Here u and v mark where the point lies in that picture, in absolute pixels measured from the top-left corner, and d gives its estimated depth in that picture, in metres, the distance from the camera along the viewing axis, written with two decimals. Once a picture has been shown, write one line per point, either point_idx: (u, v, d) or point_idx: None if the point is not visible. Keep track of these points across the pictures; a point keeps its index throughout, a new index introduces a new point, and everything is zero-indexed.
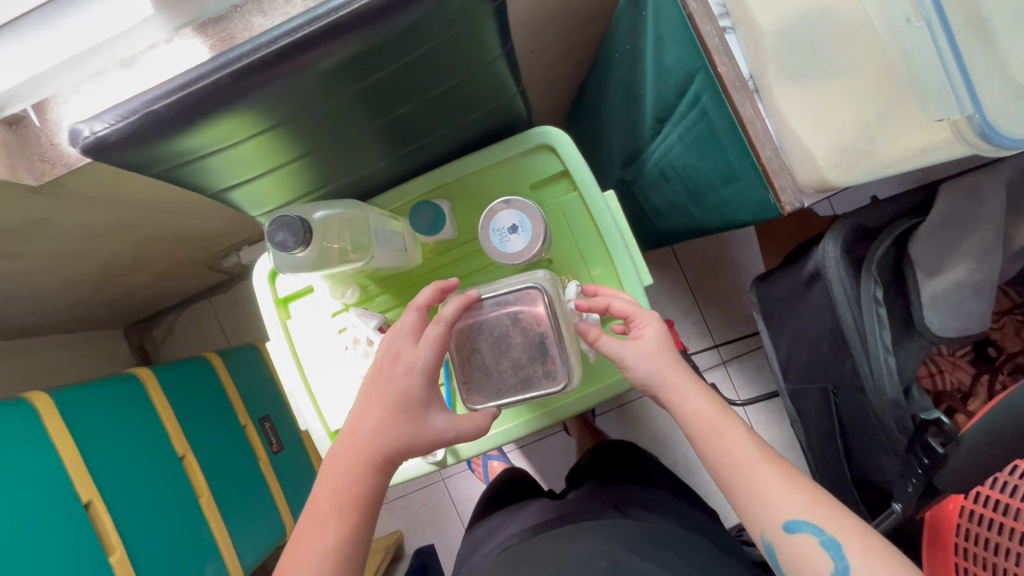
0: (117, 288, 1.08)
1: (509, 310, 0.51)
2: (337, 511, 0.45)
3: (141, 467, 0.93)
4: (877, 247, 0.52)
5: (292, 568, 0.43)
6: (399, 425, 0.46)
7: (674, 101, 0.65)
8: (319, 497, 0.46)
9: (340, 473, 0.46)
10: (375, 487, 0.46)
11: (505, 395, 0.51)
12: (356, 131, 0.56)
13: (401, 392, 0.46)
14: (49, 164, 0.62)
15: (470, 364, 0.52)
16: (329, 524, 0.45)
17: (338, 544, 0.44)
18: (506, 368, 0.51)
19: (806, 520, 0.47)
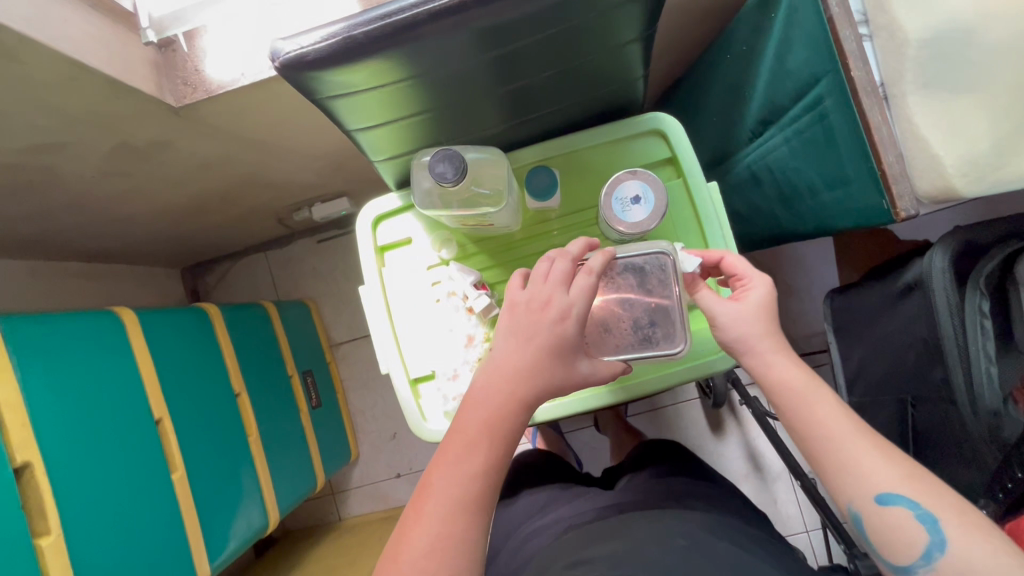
0: (195, 224, 1.12)
1: (639, 272, 0.57)
2: (487, 439, 0.48)
3: (204, 396, 0.96)
4: (986, 264, 0.54)
5: (442, 481, 0.46)
6: (552, 367, 0.50)
7: (788, 105, 0.67)
8: (468, 424, 0.48)
9: (492, 404, 0.49)
10: (519, 423, 0.49)
11: (624, 351, 0.56)
12: (482, 96, 0.57)
13: (556, 335, 0.49)
14: (191, 88, 0.65)
15: (594, 320, 0.57)
16: (480, 449, 0.47)
17: (485, 468, 0.47)
18: (626, 325, 0.57)
19: (899, 494, 0.45)
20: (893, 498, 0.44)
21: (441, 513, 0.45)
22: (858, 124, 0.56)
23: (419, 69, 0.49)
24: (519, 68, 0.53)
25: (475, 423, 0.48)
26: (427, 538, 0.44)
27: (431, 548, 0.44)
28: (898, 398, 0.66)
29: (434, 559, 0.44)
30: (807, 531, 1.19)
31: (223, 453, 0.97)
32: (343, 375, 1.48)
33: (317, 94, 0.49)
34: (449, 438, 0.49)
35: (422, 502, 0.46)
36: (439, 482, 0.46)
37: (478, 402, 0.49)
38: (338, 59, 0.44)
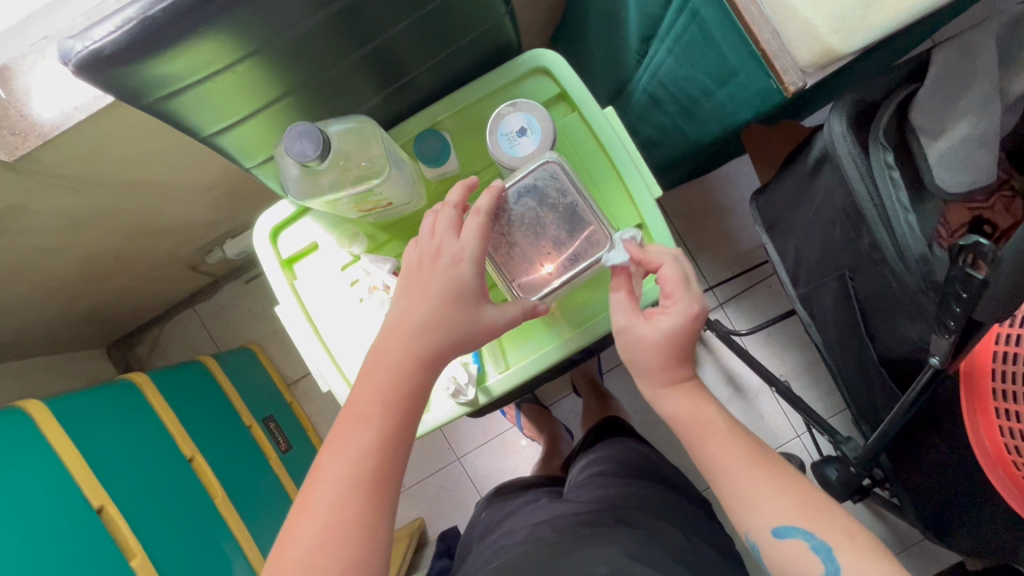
0: (98, 294, 1.03)
1: (536, 193, 0.55)
2: (378, 414, 0.47)
3: (151, 470, 0.88)
4: (883, 116, 0.55)
5: (331, 465, 0.46)
6: (452, 316, 0.49)
7: (659, 13, 0.64)
8: (362, 399, 0.48)
9: (386, 372, 0.48)
10: (416, 387, 0.49)
11: (558, 275, 0.55)
12: (336, 67, 0.53)
13: (453, 281, 0.49)
14: (21, 136, 0.58)
15: (513, 256, 0.55)
16: (370, 427, 0.47)
17: (376, 450, 0.46)
18: (548, 248, 0.55)
19: (795, 526, 0.52)
20: (788, 530, 0.52)
21: (328, 496, 0.45)
22: (728, 11, 0.54)
23: (249, 45, 0.44)
24: (356, 26, 0.49)
25: (372, 398, 0.47)
26: (315, 524, 0.44)
27: (320, 534, 0.44)
28: (837, 275, 0.66)
29: (320, 550, 0.43)
30: (797, 437, 1.21)
31: (186, 525, 0.89)
32: (309, 412, 1.41)
33: (143, 97, 0.44)
34: (344, 417, 0.48)
35: (313, 486, 0.46)
36: (328, 465, 0.46)
37: (369, 380, 0.49)
38: (145, 47, 0.39)
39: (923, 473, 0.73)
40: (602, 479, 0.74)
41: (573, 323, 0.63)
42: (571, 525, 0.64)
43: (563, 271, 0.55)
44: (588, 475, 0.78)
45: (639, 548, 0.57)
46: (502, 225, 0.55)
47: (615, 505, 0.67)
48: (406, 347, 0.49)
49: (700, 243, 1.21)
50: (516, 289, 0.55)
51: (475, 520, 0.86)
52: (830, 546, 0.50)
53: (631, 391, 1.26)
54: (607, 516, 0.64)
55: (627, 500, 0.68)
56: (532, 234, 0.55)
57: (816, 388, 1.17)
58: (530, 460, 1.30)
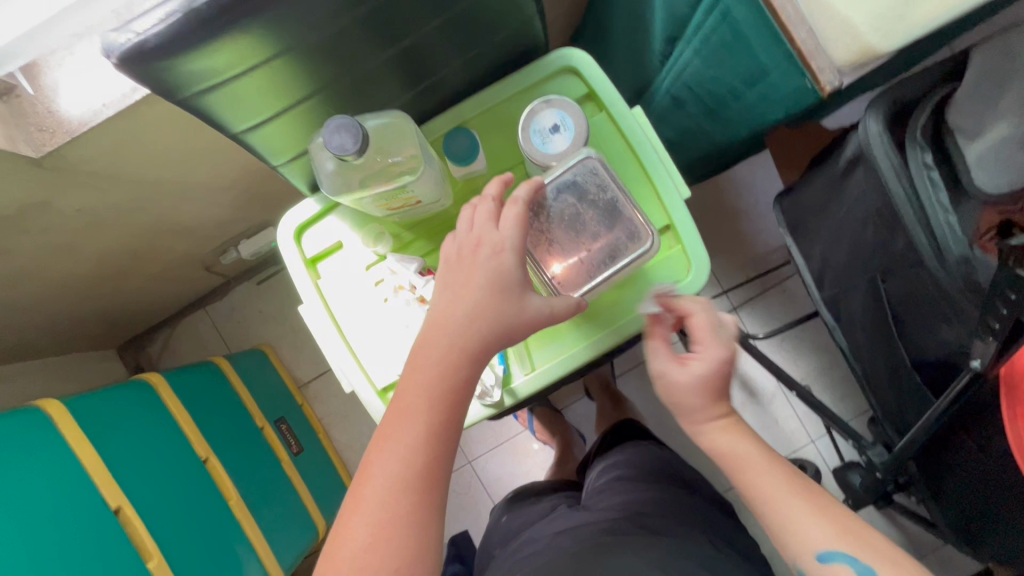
0: (112, 294, 1.03)
1: (575, 188, 0.54)
2: (426, 409, 0.46)
3: (166, 471, 0.87)
4: (919, 117, 0.55)
5: (380, 464, 0.45)
6: (498, 306, 0.47)
7: (687, 13, 0.64)
8: (407, 396, 0.46)
9: (426, 367, 0.47)
10: (461, 379, 0.47)
11: (598, 273, 0.53)
12: (366, 65, 0.53)
13: (495, 270, 0.48)
14: (49, 133, 0.58)
15: (552, 252, 0.54)
16: (416, 422, 0.45)
17: (424, 445, 0.45)
18: (586, 244, 0.54)
19: (838, 550, 0.50)
20: (832, 554, 0.50)
21: (379, 495, 0.44)
22: (762, 10, 0.54)
23: (284, 42, 0.44)
24: (389, 23, 0.48)
25: (417, 393, 0.46)
26: (367, 526, 0.43)
27: (373, 533, 0.43)
28: (868, 277, 0.65)
29: (373, 549, 0.42)
30: (812, 442, 1.20)
31: (200, 527, 0.88)
32: (320, 414, 1.41)
33: (179, 92, 0.44)
34: (389, 413, 0.47)
35: (362, 484, 0.45)
36: (376, 465, 0.45)
37: (415, 375, 0.47)
38: (187, 40, 0.39)
39: (954, 480, 0.72)
40: (622, 485, 0.73)
41: (600, 325, 0.63)
42: (593, 534, 0.63)
43: (603, 268, 0.53)
44: (606, 480, 0.77)
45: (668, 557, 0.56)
46: (541, 221, 0.54)
47: (642, 512, 0.65)
48: (454, 344, 0.47)
49: (715, 246, 1.20)
50: (555, 285, 0.54)
51: (493, 526, 0.85)
52: (874, 569, 0.49)
53: (646, 395, 1.25)
54: (629, 525, 0.63)
55: (648, 505, 0.67)
56: (571, 230, 0.54)
57: (832, 392, 1.16)
58: (542, 464, 1.30)
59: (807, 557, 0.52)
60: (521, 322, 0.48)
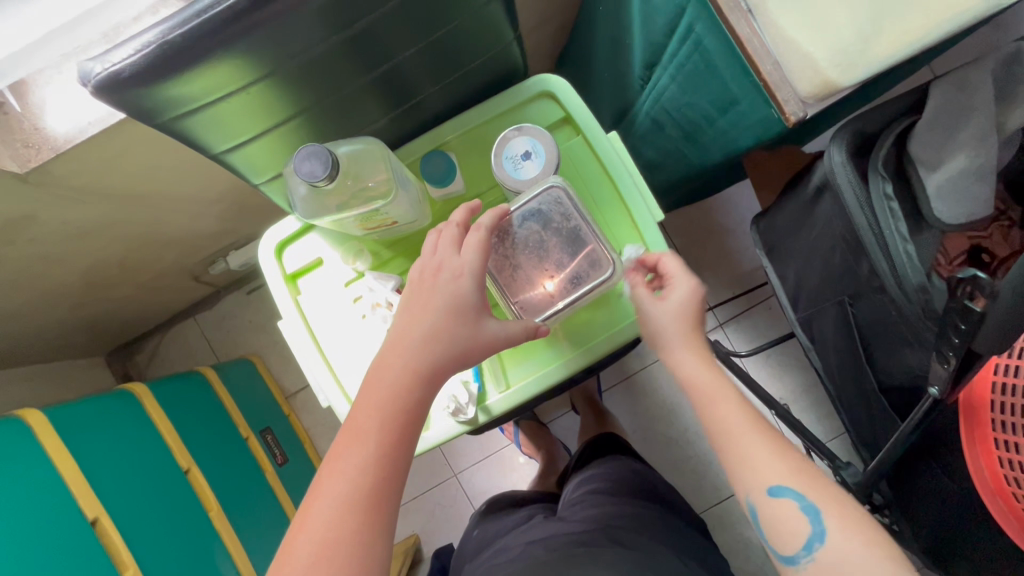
0: (99, 303, 1.04)
1: (538, 216, 0.55)
2: (377, 429, 0.47)
3: (146, 481, 0.88)
4: (880, 147, 0.56)
5: (328, 483, 0.45)
6: (453, 329, 0.49)
7: (663, 41, 0.66)
8: (359, 415, 0.47)
9: (383, 389, 0.48)
10: (413, 400, 0.48)
11: (560, 298, 0.54)
12: (345, 90, 0.54)
13: (452, 295, 0.49)
14: (34, 149, 0.59)
15: (515, 277, 0.55)
16: (367, 443, 0.46)
17: (372, 466, 0.46)
18: (550, 270, 0.55)
19: (788, 485, 0.48)
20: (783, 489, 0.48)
21: (324, 515, 0.44)
22: (730, 41, 0.56)
23: (264, 69, 0.46)
24: (367, 51, 0.50)
25: (369, 413, 0.47)
26: (311, 546, 0.43)
27: (315, 553, 0.43)
28: (837, 301, 0.66)
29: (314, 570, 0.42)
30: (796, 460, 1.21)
31: (178, 537, 0.88)
32: (307, 425, 1.41)
33: (157, 116, 0.45)
34: (342, 434, 0.48)
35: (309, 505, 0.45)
36: (324, 485, 0.45)
37: (368, 398, 0.48)
38: (162, 69, 0.40)
39: (923, 504, 0.72)
40: (597, 498, 0.73)
41: (573, 345, 0.64)
42: (564, 544, 0.63)
43: (566, 293, 0.54)
44: (582, 494, 0.77)
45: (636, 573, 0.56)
46: (505, 246, 0.55)
47: (613, 524, 0.66)
48: (409, 366, 0.48)
49: (700, 263, 1.21)
50: (518, 310, 0.55)
51: (466, 538, 0.85)
52: (820, 509, 0.47)
53: (630, 411, 1.26)
54: (601, 537, 0.64)
55: (621, 519, 0.67)
56: (534, 256, 0.55)
57: (815, 412, 1.17)
58: (527, 478, 1.30)
59: (757, 490, 0.49)
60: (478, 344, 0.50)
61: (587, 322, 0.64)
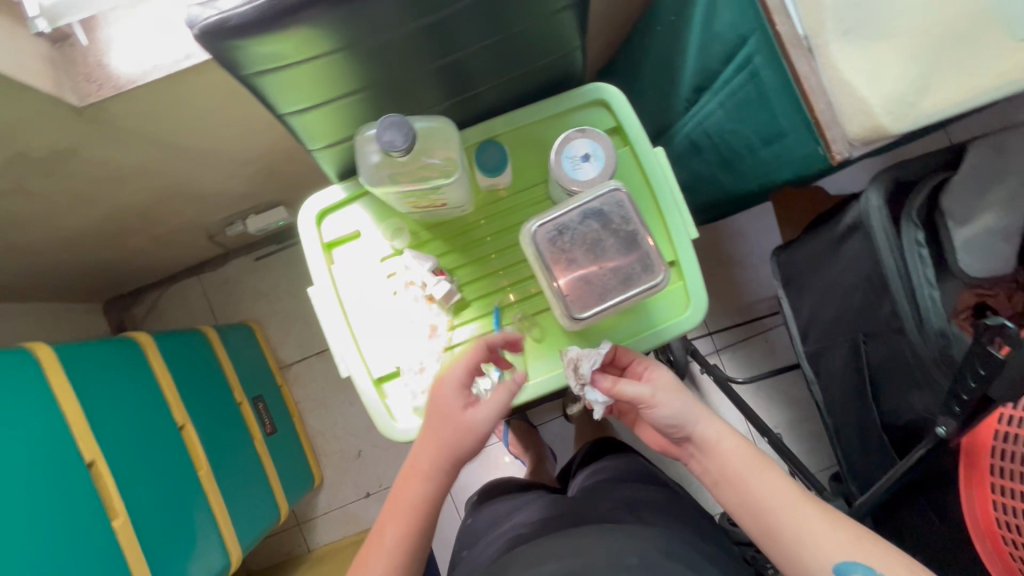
0: (112, 250, 1.03)
1: (599, 214, 0.51)
2: (415, 496, 0.59)
3: (143, 433, 0.87)
4: (915, 198, 0.59)
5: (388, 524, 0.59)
6: (454, 431, 0.57)
7: (719, 68, 0.69)
8: (406, 482, 0.60)
9: (419, 467, 0.59)
10: (420, 495, 0.59)
11: (612, 298, 0.51)
12: (416, 72, 0.56)
13: (450, 397, 0.58)
14: (95, 85, 0.59)
15: (570, 273, 0.51)
16: (390, 529, 0.59)
17: (396, 543, 0.59)
18: (604, 271, 0.51)
19: (854, 563, 0.52)
20: (851, 566, 0.52)
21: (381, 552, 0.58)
22: (788, 76, 0.59)
23: (348, 40, 0.47)
24: (443, 38, 0.52)
25: (414, 485, 0.59)
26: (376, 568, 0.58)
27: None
28: (850, 338, 0.69)
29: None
30: None
31: (168, 492, 0.88)
32: (298, 397, 1.41)
33: (242, 69, 0.46)
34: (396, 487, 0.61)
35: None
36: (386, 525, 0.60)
37: (393, 505, 0.60)
38: (261, 22, 0.41)
39: (910, 538, 0.76)
40: (609, 484, 0.77)
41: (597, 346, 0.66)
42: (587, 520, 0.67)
43: (617, 295, 0.51)
44: (594, 483, 0.80)
45: (648, 558, 0.57)
46: (562, 242, 0.52)
47: (631, 505, 0.70)
48: (432, 459, 0.58)
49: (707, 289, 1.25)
50: (567, 301, 0.52)
51: (462, 527, 0.86)
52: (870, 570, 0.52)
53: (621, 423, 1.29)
54: (623, 514, 0.68)
55: (638, 502, 0.72)
56: (591, 254, 0.51)
57: (798, 446, 1.21)
58: (511, 478, 1.31)
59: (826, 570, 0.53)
60: (461, 436, 0.57)
61: (613, 326, 0.66)
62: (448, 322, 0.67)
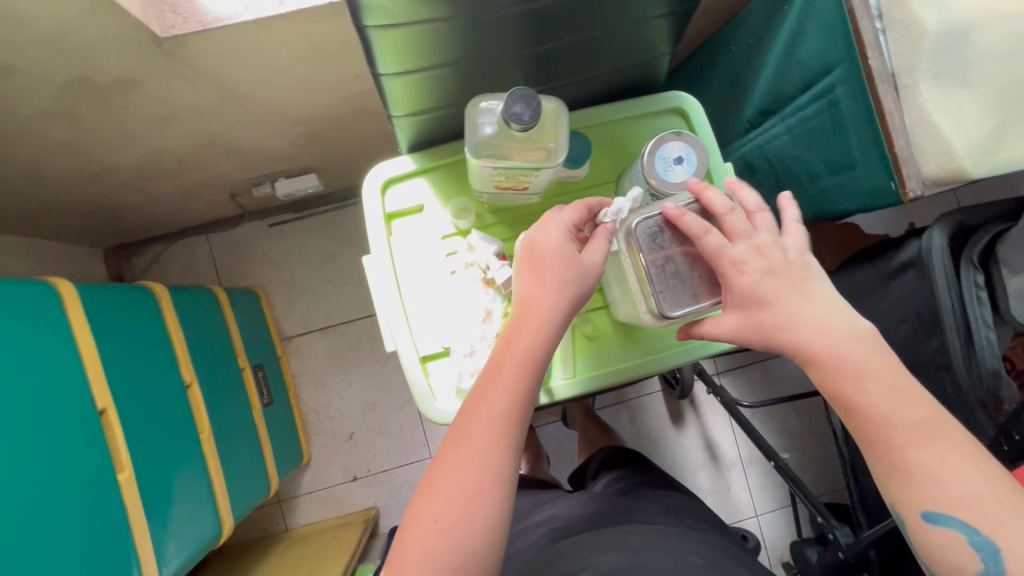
0: (134, 194, 0.99)
1: (702, 212, 0.50)
2: (514, 371, 0.50)
3: (151, 386, 0.84)
4: (976, 242, 0.61)
5: (477, 410, 0.49)
6: (569, 277, 0.52)
7: (793, 94, 0.71)
8: (502, 360, 0.50)
9: (522, 344, 0.51)
10: (540, 344, 0.51)
11: (703, 298, 0.50)
12: (515, 52, 0.56)
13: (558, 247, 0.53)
14: (182, 18, 0.57)
15: (666, 271, 0.50)
16: (505, 378, 0.50)
17: (514, 396, 0.49)
18: (699, 273, 0.50)
19: (953, 518, 0.44)
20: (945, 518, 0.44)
21: (477, 434, 0.48)
22: (871, 109, 0.61)
23: (470, 6, 0.47)
24: (550, 23, 0.53)
25: (514, 355, 0.50)
26: (461, 458, 0.48)
27: (460, 465, 0.48)
28: None
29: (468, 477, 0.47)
30: (756, 515, 1.29)
31: (171, 451, 0.84)
32: (295, 371, 1.38)
33: (364, 19, 0.45)
34: (483, 375, 0.51)
35: (449, 446, 0.49)
36: (474, 413, 0.49)
37: (482, 392, 0.50)
38: None
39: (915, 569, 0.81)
40: (646, 489, 0.78)
41: (647, 350, 0.66)
42: (639, 520, 0.68)
43: (707, 296, 0.50)
44: (626, 485, 0.80)
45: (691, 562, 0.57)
46: (663, 238, 0.50)
47: (674, 511, 0.72)
48: (544, 326, 0.51)
49: None
50: (659, 300, 0.50)
51: None
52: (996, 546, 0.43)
53: (621, 434, 1.30)
54: (670, 519, 0.69)
55: (678, 509, 0.73)
56: (689, 252, 0.50)
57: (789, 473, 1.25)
58: None
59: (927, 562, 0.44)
60: (576, 276, 0.52)
61: (667, 330, 0.66)
62: (503, 308, 0.66)
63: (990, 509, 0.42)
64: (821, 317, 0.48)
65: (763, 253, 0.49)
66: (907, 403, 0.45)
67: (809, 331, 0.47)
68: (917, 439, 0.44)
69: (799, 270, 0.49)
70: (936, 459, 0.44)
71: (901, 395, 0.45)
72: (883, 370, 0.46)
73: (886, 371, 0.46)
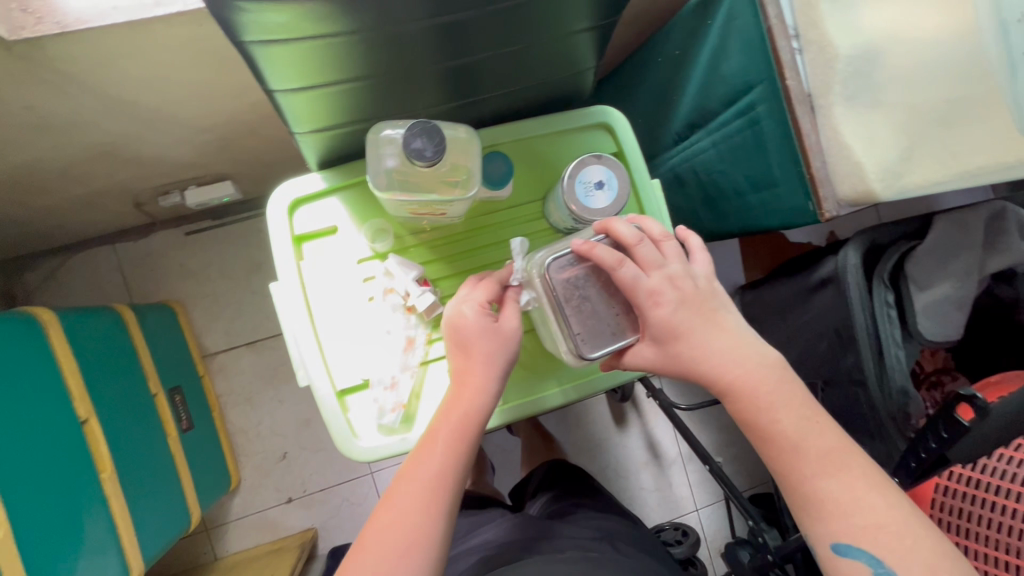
0: (14, 207, 0.88)
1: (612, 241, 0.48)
2: (449, 439, 0.51)
3: (37, 428, 0.74)
4: (886, 262, 0.63)
5: (412, 469, 0.51)
6: (488, 346, 0.53)
7: (717, 109, 0.70)
8: (438, 423, 0.52)
9: (457, 406, 0.52)
10: (477, 410, 0.53)
11: (625, 332, 0.49)
12: (425, 68, 0.52)
13: (473, 325, 0.53)
14: (34, 18, 0.49)
15: (583, 310, 0.49)
16: (440, 441, 0.51)
17: (448, 461, 0.51)
18: (617, 306, 0.49)
19: (861, 550, 0.44)
20: (853, 552, 0.44)
21: (407, 492, 0.50)
22: (790, 130, 0.61)
23: (366, 20, 0.43)
24: (458, 40, 0.49)
25: (447, 419, 0.52)
26: (391, 515, 0.49)
27: (390, 524, 0.48)
28: (810, 381, 0.75)
29: (391, 531, 0.48)
30: (695, 511, 1.32)
31: (61, 499, 0.75)
32: (220, 390, 1.28)
33: (241, 35, 0.40)
34: (424, 436, 0.53)
35: (384, 504, 0.50)
36: (410, 471, 0.51)
37: (419, 454, 0.52)
38: None
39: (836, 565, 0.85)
40: (587, 511, 0.77)
41: (574, 374, 0.64)
42: (576, 546, 0.66)
43: (629, 327, 0.49)
44: (565, 505, 0.79)
45: None
46: (577, 275, 0.49)
47: (610, 536, 0.71)
48: (475, 399, 0.53)
49: None
50: (577, 341, 0.48)
51: None
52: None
53: (564, 440, 1.29)
54: (607, 545, 0.68)
55: (615, 534, 0.72)
56: (605, 288, 0.49)
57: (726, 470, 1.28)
58: None
59: None
60: (498, 347, 0.53)
61: None
62: (424, 335, 0.62)
63: (896, 539, 0.43)
64: (738, 345, 0.47)
65: (677, 283, 0.47)
66: (818, 433, 0.46)
67: (724, 360, 0.47)
68: (827, 469, 0.45)
69: (712, 298, 0.48)
70: (844, 487, 0.44)
71: (814, 426, 0.45)
72: (795, 401, 0.46)
73: (797, 402, 0.46)
